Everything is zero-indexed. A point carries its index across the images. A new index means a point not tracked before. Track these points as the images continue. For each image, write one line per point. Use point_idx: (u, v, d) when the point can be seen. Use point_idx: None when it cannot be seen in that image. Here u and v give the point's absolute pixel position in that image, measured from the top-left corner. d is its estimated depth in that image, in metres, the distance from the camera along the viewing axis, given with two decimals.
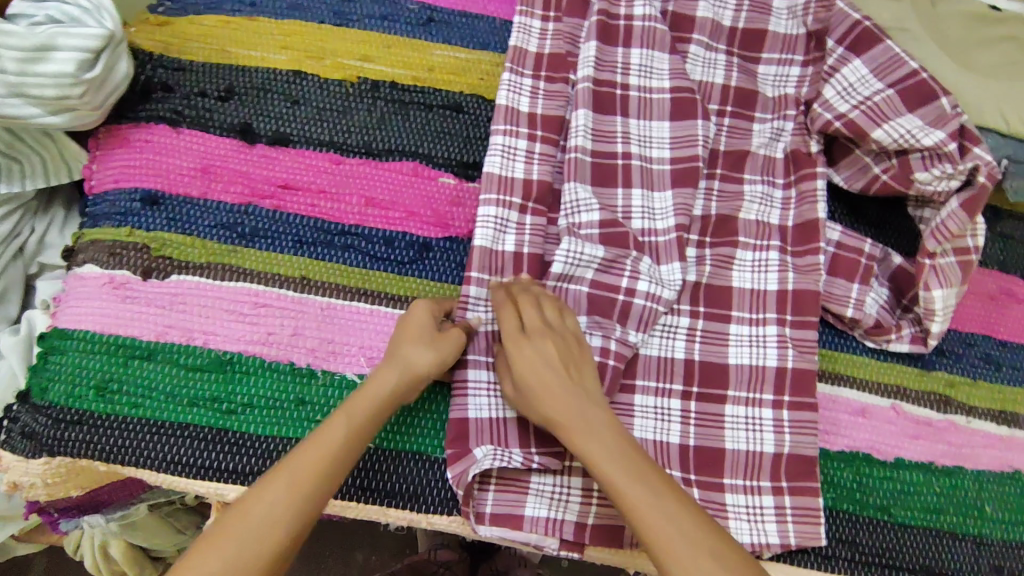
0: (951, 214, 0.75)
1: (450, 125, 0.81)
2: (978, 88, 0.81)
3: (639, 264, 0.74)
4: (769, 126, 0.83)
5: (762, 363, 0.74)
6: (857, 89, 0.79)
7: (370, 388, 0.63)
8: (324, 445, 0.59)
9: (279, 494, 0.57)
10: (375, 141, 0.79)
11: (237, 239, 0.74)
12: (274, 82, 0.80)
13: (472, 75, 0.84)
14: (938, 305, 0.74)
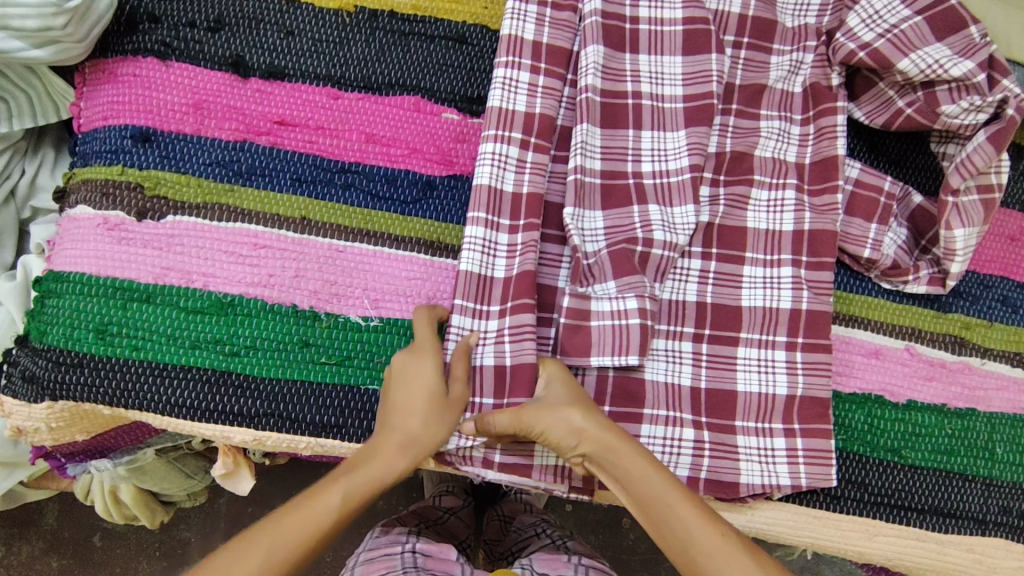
0: (978, 148, 0.71)
1: (453, 57, 0.77)
2: (1001, 22, 0.80)
3: (650, 213, 0.72)
4: (787, 59, 0.79)
5: (777, 305, 0.72)
6: (883, 17, 0.74)
7: (367, 466, 0.58)
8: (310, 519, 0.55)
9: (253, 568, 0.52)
10: (374, 75, 0.76)
11: (234, 178, 0.71)
12: (267, 11, 0.76)
13: (475, 3, 0.79)
14: (959, 244, 0.72)
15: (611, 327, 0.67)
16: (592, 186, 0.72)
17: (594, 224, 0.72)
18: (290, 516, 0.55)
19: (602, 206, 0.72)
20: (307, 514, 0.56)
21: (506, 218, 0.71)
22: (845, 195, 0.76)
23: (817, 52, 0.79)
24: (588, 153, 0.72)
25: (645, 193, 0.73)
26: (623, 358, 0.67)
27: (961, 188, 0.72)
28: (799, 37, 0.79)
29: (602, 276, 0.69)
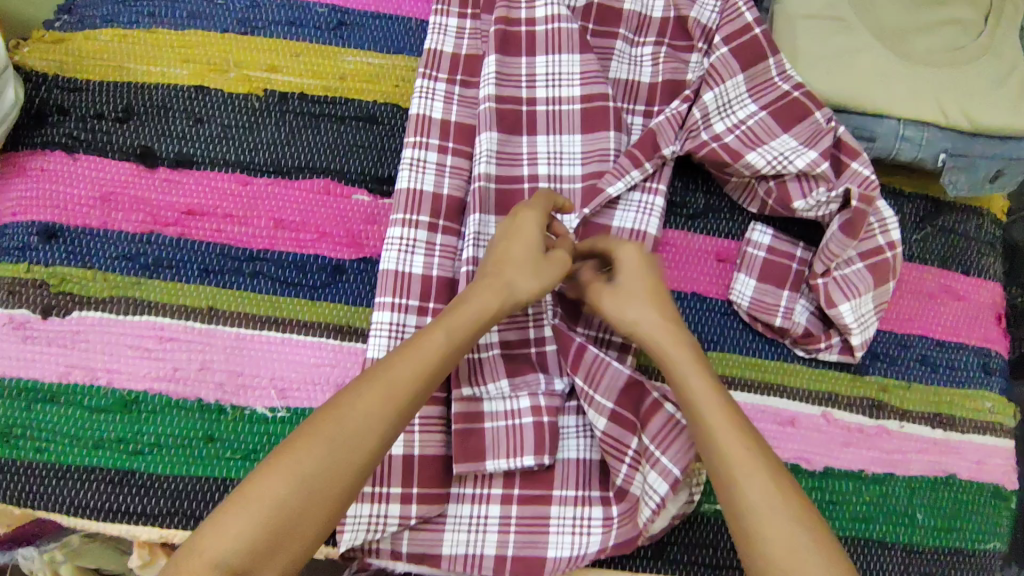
0: (833, 236, 0.73)
1: (364, 137, 0.78)
2: (919, 81, 0.76)
3: (542, 305, 0.72)
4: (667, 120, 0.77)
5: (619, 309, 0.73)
6: (733, 108, 0.77)
7: (467, 305, 0.64)
8: (419, 360, 0.59)
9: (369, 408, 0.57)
10: (284, 158, 0.76)
11: (140, 269, 0.71)
12: (175, 99, 0.77)
13: (387, 82, 0.80)
14: (850, 319, 0.73)
15: (503, 429, 0.67)
16: None
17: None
18: (398, 358, 0.59)
19: None
20: (406, 360, 0.59)
21: (415, 298, 0.71)
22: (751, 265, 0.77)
23: (697, 116, 0.77)
24: (483, 243, 0.73)
25: None
26: (517, 460, 0.66)
27: (833, 264, 0.73)
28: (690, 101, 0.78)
29: (495, 376, 0.69)
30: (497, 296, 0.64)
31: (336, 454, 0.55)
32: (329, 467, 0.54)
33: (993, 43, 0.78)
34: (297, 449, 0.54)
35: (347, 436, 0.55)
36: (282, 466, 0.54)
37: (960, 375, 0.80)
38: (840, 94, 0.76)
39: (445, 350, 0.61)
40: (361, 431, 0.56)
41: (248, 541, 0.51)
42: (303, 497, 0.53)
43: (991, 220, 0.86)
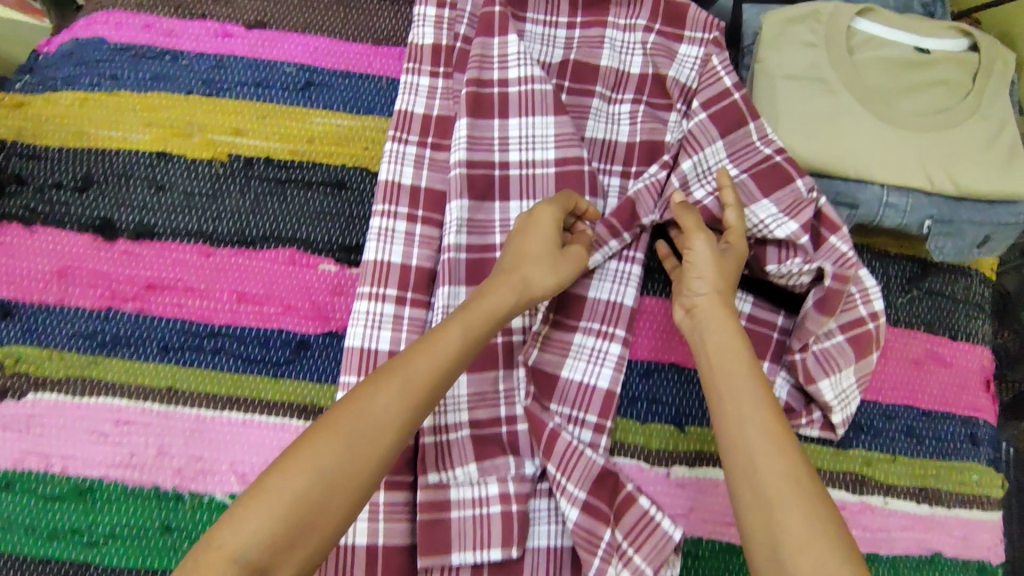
0: (808, 314, 0.71)
1: (331, 204, 0.75)
2: (906, 146, 0.73)
3: (511, 381, 0.71)
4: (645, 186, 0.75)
5: (593, 383, 0.71)
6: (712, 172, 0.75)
7: (485, 299, 0.63)
8: (437, 352, 0.59)
9: (388, 400, 0.55)
10: (248, 227, 0.74)
11: (99, 347, 0.70)
12: (137, 166, 0.74)
13: (355, 144, 0.78)
14: (831, 396, 0.71)
15: (470, 518, 0.65)
16: None
17: (457, 389, 0.70)
18: (416, 352, 0.58)
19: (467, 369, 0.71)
20: (427, 353, 0.58)
21: None
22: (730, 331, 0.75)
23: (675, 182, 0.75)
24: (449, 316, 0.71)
25: (512, 354, 0.72)
26: (484, 551, 0.65)
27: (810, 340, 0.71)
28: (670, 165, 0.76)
29: (463, 459, 0.68)
30: (515, 287, 0.65)
31: (356, 447, 0.53)
32: (350, 460, 0.52)
33: (982, 102, 0.75)
34: (314, 442, 0.52)
35: (367, 427, 0.54)
36: (300, 459, 0.51)
37: (947, 446, 0.78)
38: (823, 155, 0.72)
39: (464, 345, 0.60)
40: (380, 426, 0.54)
41: (263, 537, 0.48)
42: (322, 488, 0.51)
43: (980, 280, 0.83)
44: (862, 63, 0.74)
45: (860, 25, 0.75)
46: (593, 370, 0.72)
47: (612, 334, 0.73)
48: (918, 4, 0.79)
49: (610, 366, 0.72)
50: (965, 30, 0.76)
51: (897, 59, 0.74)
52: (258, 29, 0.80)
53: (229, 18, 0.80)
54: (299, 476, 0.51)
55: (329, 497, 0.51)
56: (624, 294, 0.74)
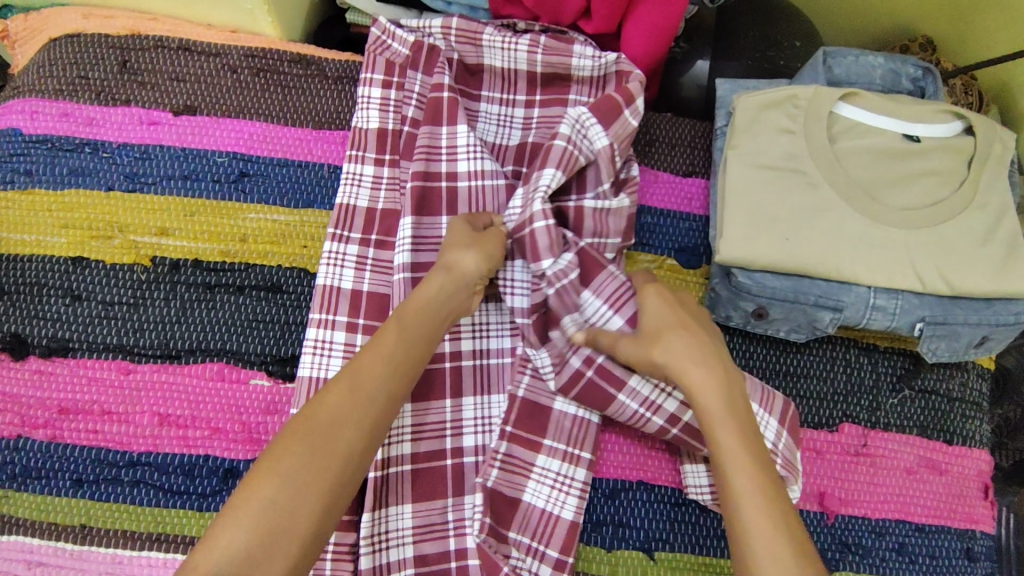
0: None
1: (265, 310, 0.69)
2: (893, 244, 0.67)
3: (462, 510, 0.65)
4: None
5: (558, 511, 0.65)
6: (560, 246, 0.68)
7: (420, 294, 0.58)
8: (381, 350, 0.54)
9: (339, 403, 0.50)
10: (172, 340, 0.67)
11: (8, 480, 0.64)
12: (50, 274, 0.68)
13: (293, 242, 0.71)
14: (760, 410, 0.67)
15: None
16: (397, 490, 0.65)
17: (401, 522, 0.64)
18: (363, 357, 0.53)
19: (412, 498, 0.65)
20: (374, 353, 0.53)
21: None
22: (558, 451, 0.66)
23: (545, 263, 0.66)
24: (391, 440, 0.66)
25: (463, 479, 0.66)
26: None
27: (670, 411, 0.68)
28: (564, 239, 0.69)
29: None
30: (448, 278, 0.60)
31: (320, 454, 0.47)
32: (315, 467, 0.47)
33: (977, 192, 0.68)
34: (281, 449, 0.47)
35: (325, 430, 0.48)
36: (268, 467, 0.46)
37: (942, 564, 0.71)
38: (802, 255, 0.66)
39: (406, 339, 0.55)
40: (339, 426, 0.49)
41: (234, 553, 0.42)
42: (288, 498, 0.45)
43: (977, 373, 0.77)
44: (844, 153, 0.67)
45: (841, 111, 0.68)
46: (558, 498, 0.65)
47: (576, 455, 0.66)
48: (906, 79, 0.73)
49: (576, 494, 0.65)
50: (958, 113, 0.69)
51: (881, 149, 0.67)
52: (187, 115, 0.74)
53: (155, 103, 0.74)
54: (262, 488, 0.45)
55: (298, 508, 0.45)
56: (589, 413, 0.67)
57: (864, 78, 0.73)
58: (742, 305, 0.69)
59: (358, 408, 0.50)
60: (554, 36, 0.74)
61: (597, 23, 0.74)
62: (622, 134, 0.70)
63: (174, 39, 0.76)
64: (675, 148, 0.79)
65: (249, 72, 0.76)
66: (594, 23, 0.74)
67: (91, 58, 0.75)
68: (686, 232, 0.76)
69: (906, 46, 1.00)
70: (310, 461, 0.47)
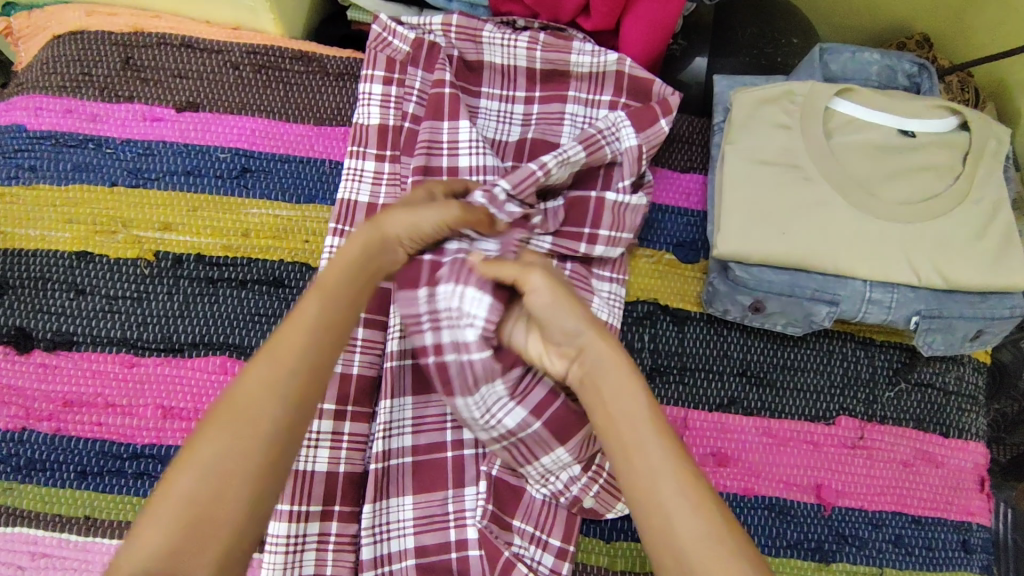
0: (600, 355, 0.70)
1: (267, 304, 0.69)
2: (889, 238, 0.67)
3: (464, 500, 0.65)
4: (608, 289, 0.73)
5: (563, 501, 0.65)
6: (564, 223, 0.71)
7: (345, 255, 0.54)
8: (296, 322, 0.50)
9: (254, 381, 0.47)
10: (175, 333, 0.68)
11: (13, 473, 0.64)
12: (54, 269, 0.69)
13: (295, 237, 0.72)
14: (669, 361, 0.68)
15: None
16: (398, 481, 0.65)
17: (402, 513, 0.64)
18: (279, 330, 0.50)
19: (412, 490, 0.65)
20: (294, 323, 0.50)
21: (317, 503, 0.63)
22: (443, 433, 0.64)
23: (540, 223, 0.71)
24: (392, 432, 0.66)
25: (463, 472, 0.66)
26: None
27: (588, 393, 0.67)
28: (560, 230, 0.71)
29: None
30: (367, 237, 0.56)
31: (232, 438, 0.45)
32: (225, 453, 0.44)
33: (973, 186, 0.69)
34: (202, 433, 0.45)
35: (238, 414, 0.46)
36: (194, 449, 0.45)
37: (938, 556, 0.72)
38: (799, 249, 0.67)
39: (327, 301, 0.51)
40: (253, 409, 0.46)
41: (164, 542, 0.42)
42: (202, 488, 0.43)
43: (973, 367, 0.77)
44: (841, 148, 0.68)
45: (838, 106, 0.69)
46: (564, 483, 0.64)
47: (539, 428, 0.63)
48: (902, 75, 0.73)
49: (581, 485, 0.64)
50: (954, 108, 0.70)
51: (877, 144, 0.68)
52: (189, 111, 0.74)
53: (159, 99, 0.75)
54: (186, 477, 0.44)
55: (209, 497, 0.43)
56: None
57: (860, 74, 0.73)
58: (740, 299, 0.69)
59: (272, 385, 0.47)
60: (553, 34, 0.75)
61: (596, 20, 0.74)
62: (651, 136, 0.73)
63: (178, 36, 0.77)
64: (674, 144, 0.80)
65: (251, 69, 0.76)
66: (594, 20, 0.74)
67: (95, 56, 0.75)
68: (685, 227, 0.77)
69: (904, 43, 1.01)
70: (220, 448, 0.45)
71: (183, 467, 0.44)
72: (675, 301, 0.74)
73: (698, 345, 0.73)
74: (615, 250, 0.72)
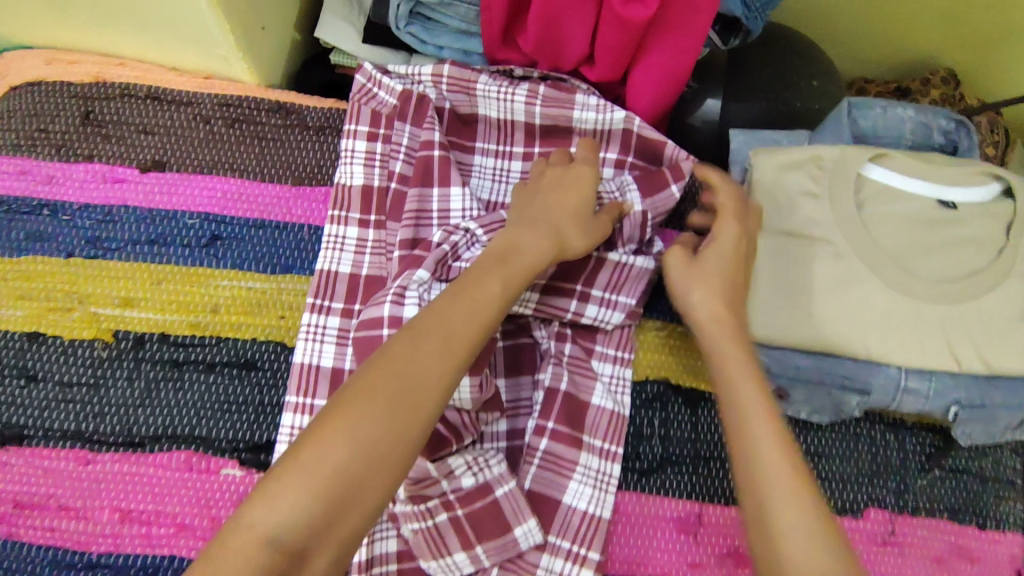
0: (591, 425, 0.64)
1: (238, 390, 0.63)
2: (926, 321, 0.60)
3: None
4: (611, 367, 0.66)
5: None
6: (559, 289, 0.66)
7: (483, 283, 0.52)
8: (438, 337, 0.48)
9: (393, 393, 0.45)
10: (136, 424, 0.62)
11: None
12: (4, 352, 0.63)
13: (269, 312, 0.65)
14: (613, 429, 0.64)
15: None
16: None
17: None
18: (421, 338, 0.48)
19: None
20: (432, 337, 0.48)
21: None
22: (421, 474, 0.58)
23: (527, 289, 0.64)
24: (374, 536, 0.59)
25: None
26: None
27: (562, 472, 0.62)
28: (551, 291, 0.65)
29: None
30: (549, 247, 0.57)
31: (365, 451, 0.43)
32: (348, 473, 0.43)
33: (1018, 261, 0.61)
34: (374, 379, 0.46)
35: (372, 429, 0.44)
36: (350, 410, 0.44)
37: None
38: (825, 333, 0.60)
39: (502, 296, 0.53)
40: (389, 429, 0.44)
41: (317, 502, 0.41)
42: (321, 509, 0.41)
43: (1012, 450, 0.71)
44: (872, 219, 0.61)
45: (868, 174, 0.62)
46: None
47: (516, 486, 0.59)
48: (937, 133, 0.66)
49: None
50: (997, 174, 0.62)
51: (911, 214, 0.61)
52: (155, 171, 0.68)
53: (121, 158, 0.68)
54: (336, 438, 0.43)
55: (326, 521, 0.41)
56: (611, 464, 0.63)
57: (891, 132, 0.67)
58: None
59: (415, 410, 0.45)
60: (553, 84, 0.68)
61: (601, 69, 0.66)
62: (658, 204, 0.67)
63: (143, 86, 0.70)
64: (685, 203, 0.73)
65: (223, 123, 0.70)
66: (598, 70, 0.67)
67: (52, 109, 0.69)
68: None
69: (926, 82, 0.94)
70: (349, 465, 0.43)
71: (292, 481, 0.42)
72: (688, 380, 0.67)
73: (713, 430, 0.66)
74: (614, 315, 0.66)
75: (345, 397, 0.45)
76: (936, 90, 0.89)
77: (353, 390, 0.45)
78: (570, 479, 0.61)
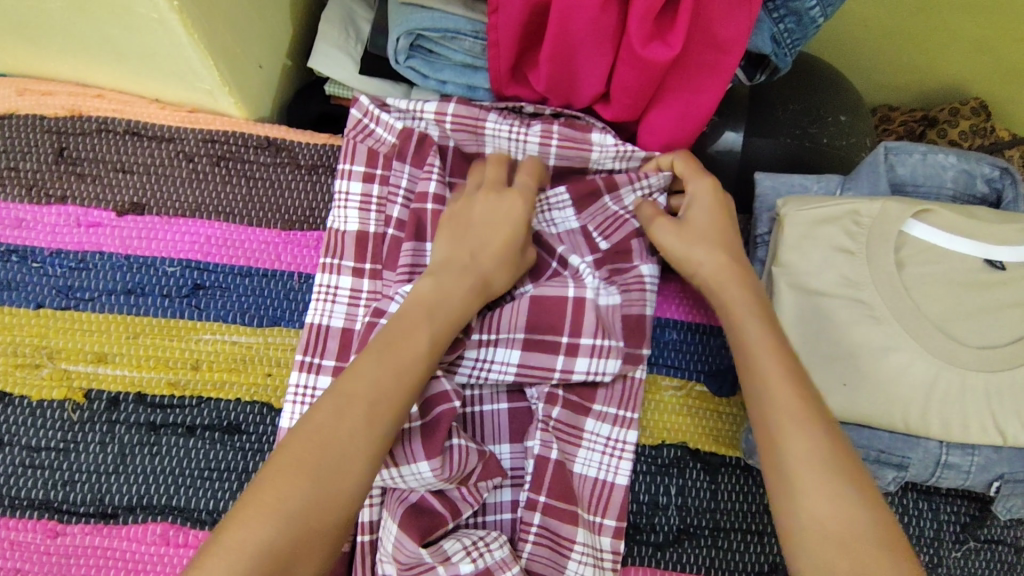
0: (582, 492, 0.59)
1: (219, 455, 0.58)
2: (972, 391, 0.55)
3: None
4: (609, 428, 0.60)
5: None
6: (537, 343, 0.59)
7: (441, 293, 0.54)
8: (400, 359, 0.49)
9: (357, 418, 0.46)
10: (108, 494, 0.57)
11: None
12: None
13: (255, 369, 0.60)
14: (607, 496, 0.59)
15: None
16: None
17: None
18: (382, 359, 0.49)
19: None
20: (393, 357, 0.49)
21: None
22: (412, 560, 0.52)
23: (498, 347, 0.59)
24: None
25: None
26: None
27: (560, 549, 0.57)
28: (533, 344, 0.59)
29: None
30: (472, 287, 0.55)
31: (333, 470, 0.44)
32: (326, 490, 0.43)
33: None
34: (343, 402, 0.46)
35: (341, 450, 0.44)
36: (327, 423, 0.45)
37: None
38: (859, 403, 0.55)
39: (433, 348, 0.51)
40: (356, 447, 0.45)
41: (313, 495, 0.43)
42: (298, 527, 0.42)
43: None
44: (912, 279, 0.56)
45: (907, 230, 0.57)
46: None
47: (520, 572, 0.54)
48: (982, 181, 0.63)
49: None
50: None
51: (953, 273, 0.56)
52: (133, 214, 0.63)
53: (96, 199, 0.63)
54: (314, 451, 0.44)
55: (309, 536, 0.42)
56: (599, 538, 0.58)
57: (932, 180, 0.63)
58: None
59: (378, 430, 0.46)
60: (568, 122, 0.63)
61: (617, 109, 0.61)
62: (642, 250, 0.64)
63: (122, 120, 0.65)
64: None
65: (208, 161, 0.65)
66: (613, 109, 0.61)
67: (24, 145, 0.64)
68: (717, 351, 0.64)
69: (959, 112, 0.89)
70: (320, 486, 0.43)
71: (270, 504, 0.42)
72: (707, 444, 0.62)
73: (734, 499, 0.61)
74: (608, 364, 0.59)
75: (314, 423, 0.45)
76: (965, 122, 0.85)
77: (320, 416, 0.46)
78: (568, 559, 0.56)
